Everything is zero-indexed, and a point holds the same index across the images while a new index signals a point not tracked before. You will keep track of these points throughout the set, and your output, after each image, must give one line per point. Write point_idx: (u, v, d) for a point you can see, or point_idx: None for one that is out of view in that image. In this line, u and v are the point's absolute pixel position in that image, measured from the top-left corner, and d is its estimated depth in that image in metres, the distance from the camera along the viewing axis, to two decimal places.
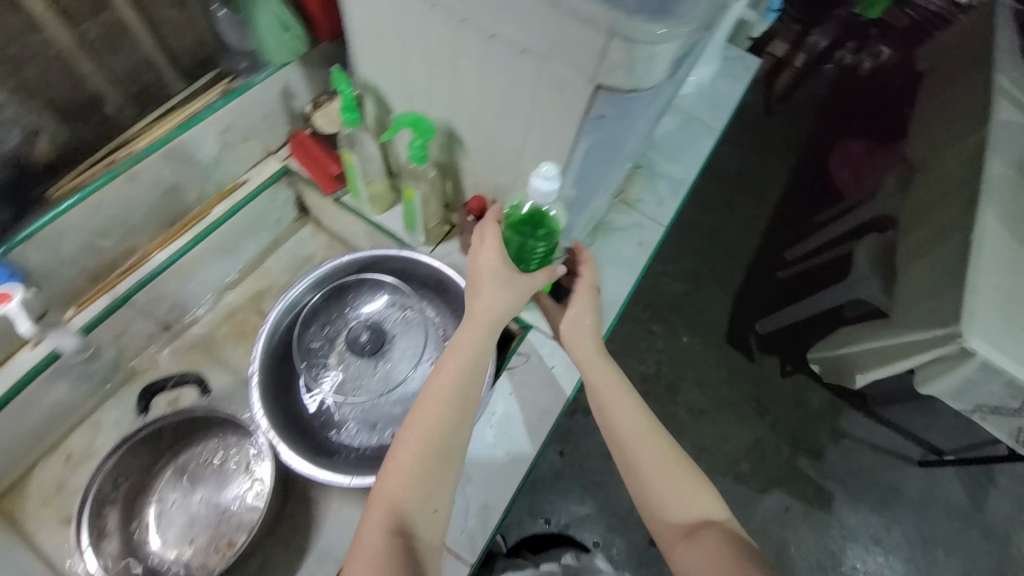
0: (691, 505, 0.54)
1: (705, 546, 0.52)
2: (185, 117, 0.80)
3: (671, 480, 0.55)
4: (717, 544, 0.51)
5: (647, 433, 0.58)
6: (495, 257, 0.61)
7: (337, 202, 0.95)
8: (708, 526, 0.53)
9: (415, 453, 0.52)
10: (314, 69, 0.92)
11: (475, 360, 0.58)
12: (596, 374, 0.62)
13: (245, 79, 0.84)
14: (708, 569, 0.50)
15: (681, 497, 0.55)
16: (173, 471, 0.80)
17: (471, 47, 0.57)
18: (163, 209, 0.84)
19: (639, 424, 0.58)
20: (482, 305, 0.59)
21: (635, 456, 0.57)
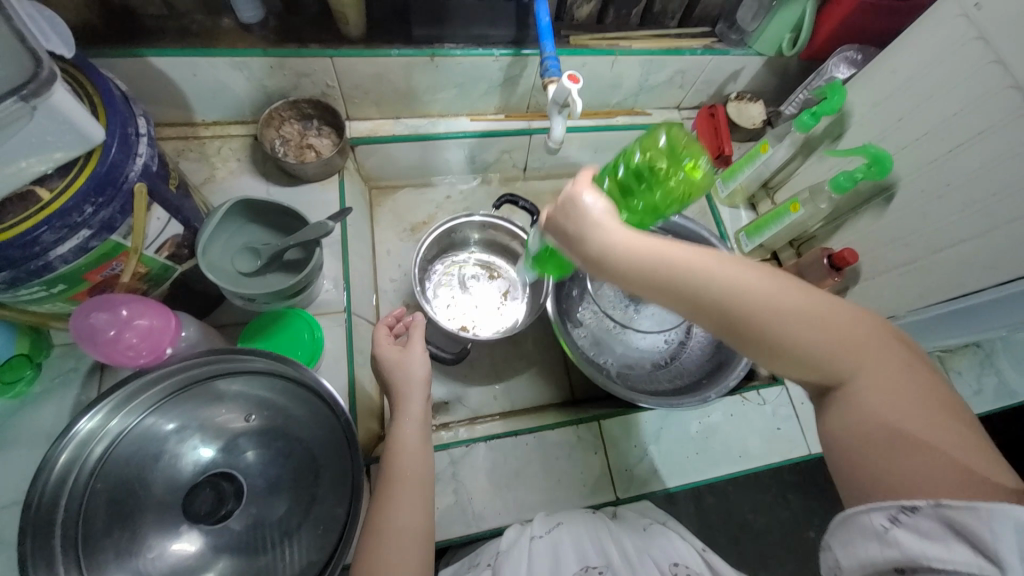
0: (834, 362, 0.42)
1: (863, 406, 0.41)
2: (680, 47, 0.94)
3: (809, 338, 0.42)
4: (870, 397, 0.41)
5: (775, 296, 0.42)
6: (392, 351, 0.72)
7: (696, 173, 1.06)
8: (855, 386, 0.42)
9: (391, 497, 0.59)
10: (772, 72, 1.02)
11: (415, 418, 0.66)
12: (656, 260, 0.44)
13: (726, 48, 0.96)
14: (868, 422, 0.40)
15: (825, 358, 0.42)
16: (468, 255, 1.01)
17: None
18: (601, 95, 1.02)
19: (756, 283, 0.43)
20: (416, 381, 0.69)
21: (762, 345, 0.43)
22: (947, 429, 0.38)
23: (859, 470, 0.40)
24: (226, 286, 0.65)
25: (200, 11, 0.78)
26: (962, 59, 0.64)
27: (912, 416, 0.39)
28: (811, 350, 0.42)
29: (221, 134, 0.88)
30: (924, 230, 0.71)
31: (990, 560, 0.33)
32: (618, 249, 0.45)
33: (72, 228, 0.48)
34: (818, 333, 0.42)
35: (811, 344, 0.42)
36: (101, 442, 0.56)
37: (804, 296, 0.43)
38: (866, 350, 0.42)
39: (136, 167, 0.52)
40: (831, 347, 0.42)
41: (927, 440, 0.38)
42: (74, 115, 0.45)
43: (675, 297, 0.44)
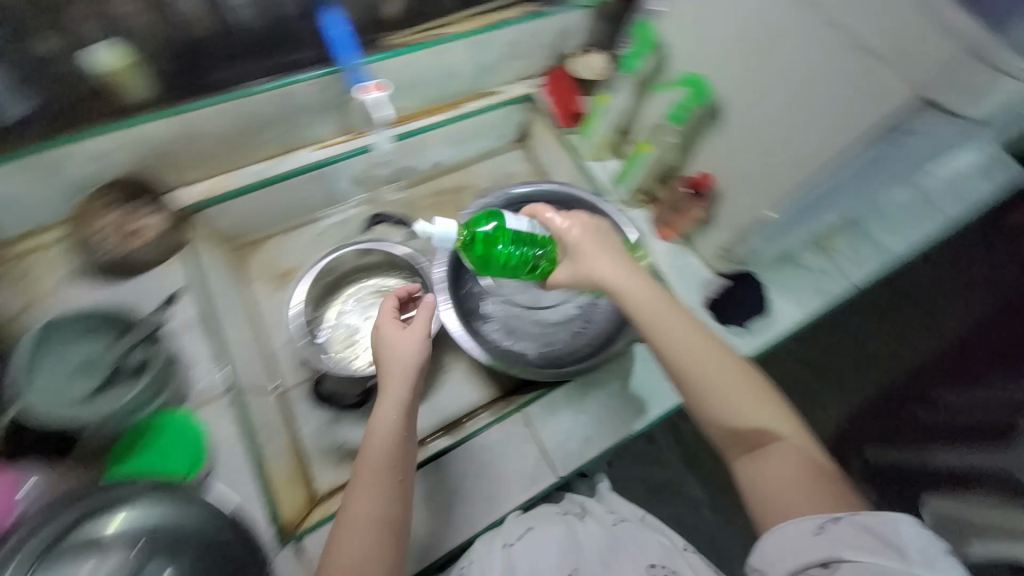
0: (760, 423, 0.56)
1: (776, 461, 0.55)
2: (495, 22, 0.92)
3: (741, 397, 0.57)
4: (787, 449, 0.55)
5: (732, 363, 0.59)
6: (395, 327, 0.71)
7: (559, 136, 1.05)
8: (780, 444, 0.56)
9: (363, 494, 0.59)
10: (599, 20, 1.03)
11: (401, 409, 0.66)
12: (642, 296, 0.62)
13: (542, 10, 0.96)
14: (788, 467, 0.54)
15: (756, 410, 0.57)
16: (357, 288, 0.97)
17: (807, 28, 0.61)
18: (440, 87, 0.99)
19: (705, 339, 0.61)
20: (410, 367, 0.68)
21: (711, 390, 0.57)
22: (826, 473, 0.54)
23: (771, 505, 0.53)
24: (56, 411, 0.63)
25: None
26: None
27: (808, 460, 0.55)
28: (745, 410, 0.57)
29: (34, 246, 0.79)
30: (756, 138, 0.74)
31: (895, 554, 0.45)
32: (604, 274, 0.63)
33: None
34: (750, 391, 0.58)
35: (749, 401, 0.57)
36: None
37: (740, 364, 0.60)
38: (782, 414, 0.57)
39: None
40: (758, 412, 0.57)
41: (821, 489, 0.52)
42: None
43: (660, 332, 0.60)
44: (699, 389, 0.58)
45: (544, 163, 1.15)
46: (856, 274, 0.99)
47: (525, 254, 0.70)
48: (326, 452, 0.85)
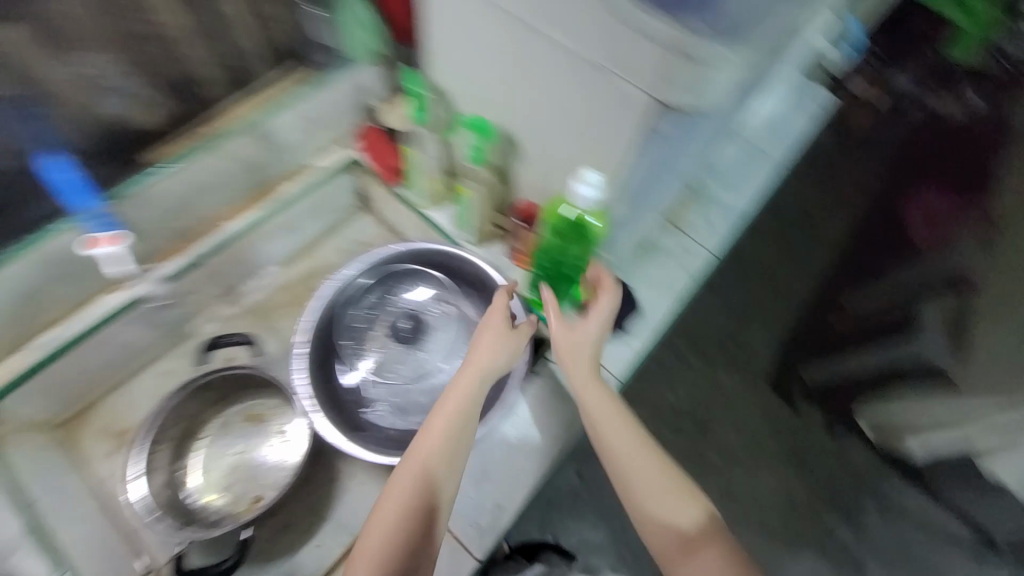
0: (688, 521, 0.67)
1: (707, 556, 0.64)
2: (279, 102, 0.89)
3: (653, 494, 0.67)
4: (709, 560, 0.63)
5: (657, 473, 0.68)
6: (500, 325, 0.72)
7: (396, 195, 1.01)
8: (705, 552, 0.64)
9: (404, 516, 0.62)
10: None
11: (468, 400, 0.68)
12: (595, 396, 0.70)
13: (321, 73, 0.92)
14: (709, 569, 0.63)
15: (668, 512, 0.67)
16: (219, 425, 0.86)
17: (538, 51, 0.59)
18: (245, 182, 0.91)
19: (633, 445, 0.69)
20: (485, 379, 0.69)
21: (640, 489, 0.68)
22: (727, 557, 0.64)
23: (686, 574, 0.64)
24: None
25: None
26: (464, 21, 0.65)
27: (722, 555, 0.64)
28: (681, 508, 0.67)
29: None
30: (553, 158, 0.72)
31: None
32: (580, 371, 0.72)
33: None
34: (663, 492, 0.68)
35: (662, 503, 0.67)
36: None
37: (667, 478, 0.68)
38: (693, 508, 0.68)
39: None
40: (694, 510, 0.67)
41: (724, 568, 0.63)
42: None
43: (603, 430, 0.70)
44: (630, 493, 0.68)
45: (394, 221, 1.10)
46: (713, 240, 1.02)
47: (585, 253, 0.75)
48: None
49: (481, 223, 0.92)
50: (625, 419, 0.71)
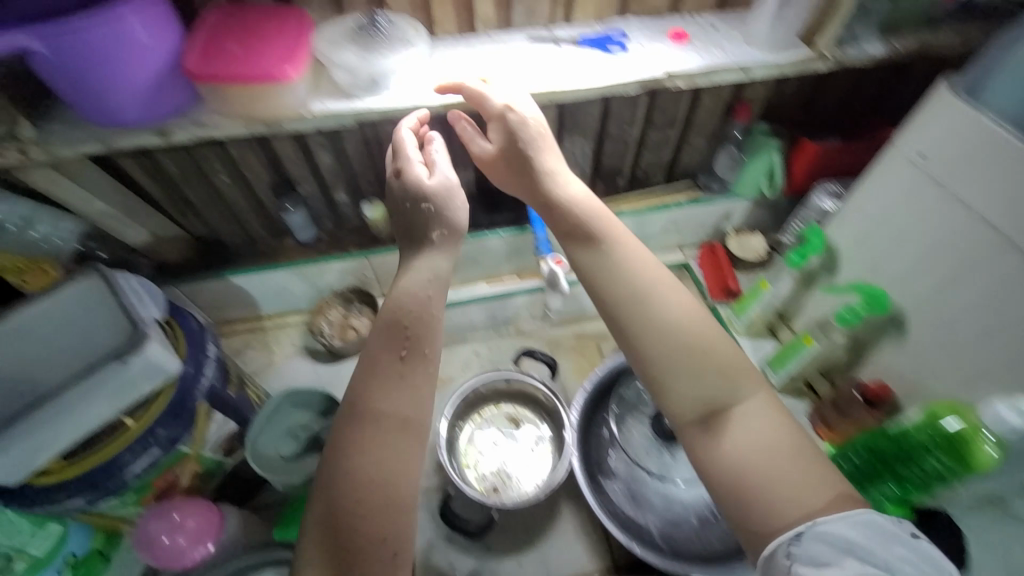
0: (713, 378, 0.55)
1: (749, 425, 0.53)
2: (666, 203, 1.07)
3: (704, 363, 0.55)
4: (754, 422, 0.53)
5: (695, 329, 0.57)
6: (419, 171, 0.64)
7: (708, 306, 1.07)
8: (743, 409, 0.54)
9: (371, 445, 0.52)
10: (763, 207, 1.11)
11: (414, 308, 0.58)
12: (620, 265, 0.60)
13: (710, 196, 1.08)
14: (763, 438, 0.52)
15: (719, 379, 0.55)
16: (495, 409, 1.03)
17: (1015, 266, 0.59)
18: None
19: (683, 320, 0.57)
20: (438, 266, 0.61)
21: (678, 354, 0.56)
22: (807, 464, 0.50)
23: (757, 490, 0.50)
24: (268, 475, 0.72)
25: (270, 236, 0.98)
26: (912, 206, 0.69)
27: (784, 452, 0.51)
28: (722, 366, 0.55)
29: (281, 323, 1.05)
30: (947, 356, 0.70)
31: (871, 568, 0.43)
32: (589, 246, 0.62)
33: (145, 447, 0.58)
34: (695, 343, 0.56)
35: (710, 372, 0.55)
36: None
37: (692, 327, 0.57)
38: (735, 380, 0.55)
39: (203, 388, 0.62)
40: (693, 341, 0.56)
41: (791, 464, 0.50)
42: (160, 363, 0.55)
43: (618, 285, 0.59)
44: (662, 369, 0.56)
45: None
46: None
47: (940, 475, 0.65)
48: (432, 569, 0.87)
49: (795, 373, 0.89)
50: (641, 269, 0.60)
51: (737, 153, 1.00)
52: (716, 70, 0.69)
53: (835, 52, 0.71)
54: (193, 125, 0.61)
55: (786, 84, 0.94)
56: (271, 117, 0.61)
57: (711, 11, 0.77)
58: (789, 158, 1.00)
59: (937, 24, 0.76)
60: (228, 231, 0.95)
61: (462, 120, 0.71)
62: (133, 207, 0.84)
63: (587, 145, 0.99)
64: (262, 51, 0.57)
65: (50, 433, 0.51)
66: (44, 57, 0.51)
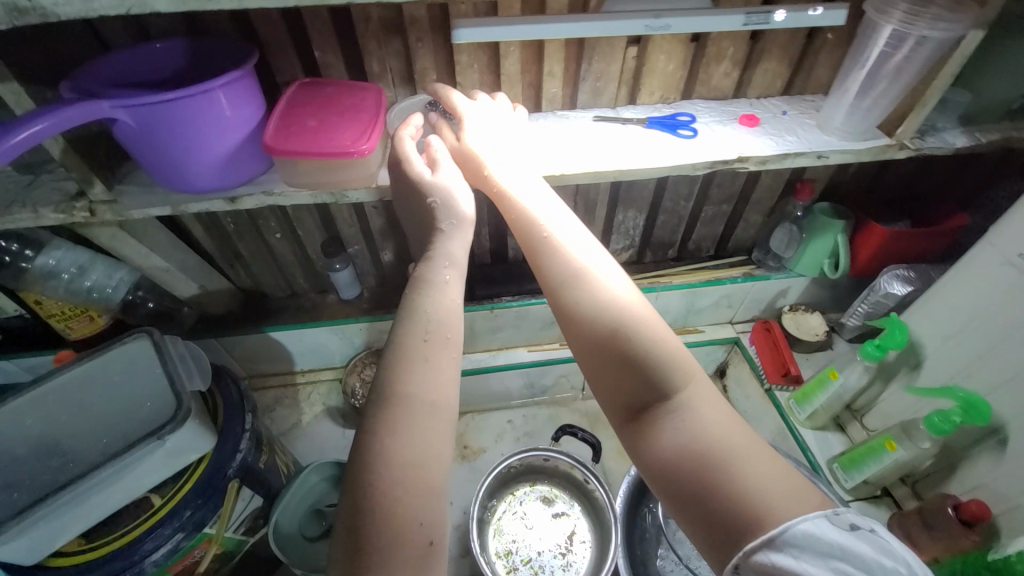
0: (663, 365, 0.47)
1: (702, 417, 0.45)
2: (719, 277, 1.02)
3: (660, 349, 0.48)
4: (709, 406, 0.46)
5: (646, 310, 0.51)
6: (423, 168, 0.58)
7: (765, 390, 1.00)
8: (695, 394, 0.47)
9: (398, 425, 0.43)
10: (822, 286, 1.05)
11: (426, 299, 0.50)
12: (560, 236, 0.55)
13: (766, 273, 1.04)
14: (717, 422, 0.45)
15: (670, 364, 0.47)
16: (529, 489, 0.96)
17: None
18: None
19: (632, 298, 0.51)
20: (454, 252, 0.55)
21: (631, 331, 0.48)
22: (767, 457, 0.44)
23: (714, 480, 0.42)
24: (287, 559, 0.66)
25: (314, 290, 0.98)
26: (1009, 307, 0.63)
27: (740, 439, 0.44)
28: (675, 354, 0.48)
29: (313, 380, 1.02)
30: None
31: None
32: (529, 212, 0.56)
33: (171, 531, 0.52)
34: (650, 322, 0.50)
35: (660, 351, 0.48)
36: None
37: (641, 306, 0.51)
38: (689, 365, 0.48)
39: (237, 461, 0.58)
40: (675, 354, 0.48)
41: (755, 453, 0.44)
42: (196, 434, 0.52)
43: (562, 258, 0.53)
44: (609, 342, 0.49)
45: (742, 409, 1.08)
46: None
47: None
48: None
49: (872, 480, 0.80)
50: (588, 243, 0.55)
51: (796, 231, 0.98)
52: (792, 155, 0.68)
53: (913, 141, 0.69)
54: (261, 192, 0.61)
55: (849, 165, 0.91)
56: (338, 187, 0.61)
57: (776, 95, 0.76)
58: (854, 239, 0.96)
59: (1021, 116, 0.73)
60: (273, 285, 0.95)
61: (439, 121, 0.65)
62: (190, 263, 0.83)
63: (639, 216, 0.97)
64: (339, 126, 0.58)
65: (77, 509, 0.48)
66: (131, 128, 0.52)
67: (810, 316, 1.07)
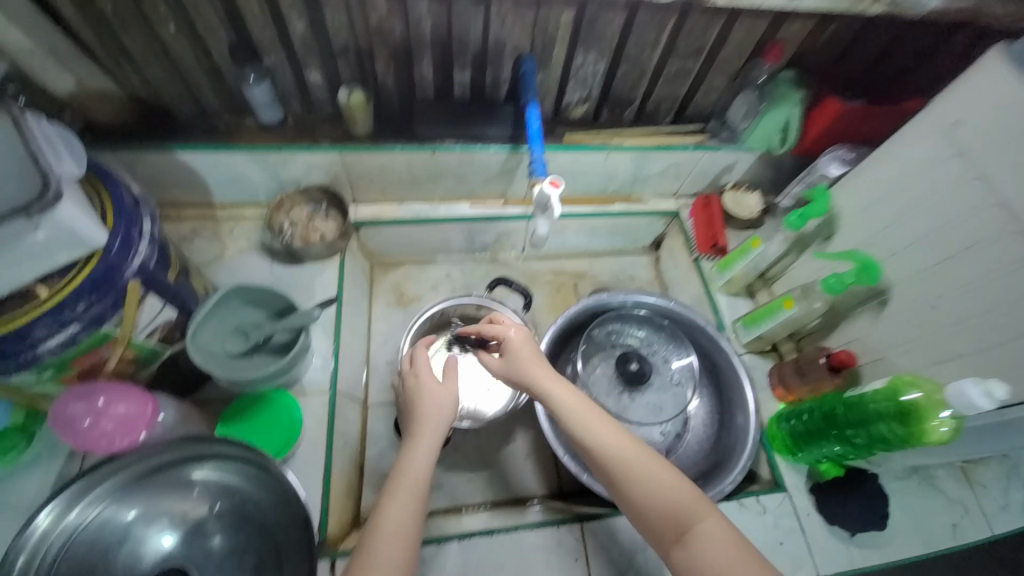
0: (658, 511, 0.59)
1: (703, 543, 0.56)
2: (672, 143, 0.99)
3: (652, 492, 0.60)
4: (706, 535, 0.57)
5: (641, 457, 0.63)
6: (431, 379, 0.73)
7: (692, 260, 1.06)
8: (698, 527, 0.57)
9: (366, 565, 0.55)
10: (768, 164, 1.06)
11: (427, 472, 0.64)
12: (568, 409, 0.67)
13: (717, 143, 1.02)
14: (717, 546, 0.56)
15: (665, 505, 0.59)
16: None
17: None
18: (600, 183, 1.05)
19: (627, 454, 0.63)
20: (429, 430, 0.68)
21: (635, 484, 0.61)
22: (748, 560, 0.54)
23: None
24: (211, 366, 0.66)
25: (229, 111, 0.86)
26: (930, 176, 0.66)
27: (734, 552, 0.55)
28: (666, 493, 0.60)
29: (236, 216, 0.94)
30: (927, 337, 0.69)
31: None
32: (549, 390, 0.69)
33: (63, 323, 0.50)
34: (644, 469, 0.62)
35: (656, 495, 0.60)
36: (45, 555, 0.52)
37: (639, 457, 0.63)
38: (685, 498, 0.60)
39: (136, 265, 0.54)
40: (665, 494, 0.60)
41: (739, 560, 0.54)
42: (76, 224, 0.47)
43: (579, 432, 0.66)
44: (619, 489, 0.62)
45: (670, 278, 1.14)
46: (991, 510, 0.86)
47: (889, 432, 0.67)
48: (378, 478, 0.85)
49: (765, 335, 0.90)
50: (598, 413, 0.67)
51: (756, 100, 0.95)
52: None
53: None
54: None
55: (826, 27, 0.86)
56: None
57: None
58: (809, 113, 0.96)
59: None
60: (177, 98, 0.81)
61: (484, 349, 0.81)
62: (60, 45, 0.69)
63: (601, 63, 0.89)
64: None
65: None
66: None
67: (748, 194, 1.09)
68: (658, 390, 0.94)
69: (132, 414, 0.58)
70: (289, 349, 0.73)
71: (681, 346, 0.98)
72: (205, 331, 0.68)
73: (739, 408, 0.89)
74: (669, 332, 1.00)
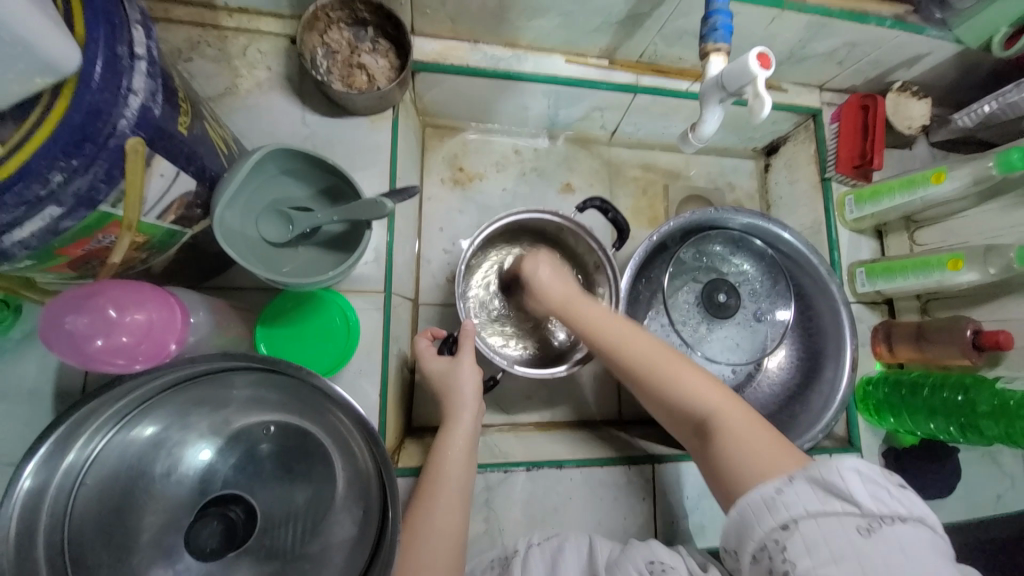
0: (675, 397, 0.50)
1: (728, 436, 0.45)
2: (866, 13, 0.70)
3: (665, 378, 0.50)
4: (731, 427, 0.45)
5: (650, 352, 0.53)
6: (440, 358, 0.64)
7: (821, 179, 0.85)
8: (719, 416, 0.47)
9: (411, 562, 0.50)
10: (966, 63, 0.79)
11: (459, 458, 0.57)
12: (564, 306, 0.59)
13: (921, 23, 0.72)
14: (736, 438, 0.44)
15: (685, 393, 0.49)
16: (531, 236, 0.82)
17: None
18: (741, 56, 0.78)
19: (634, 348, 0.53)
20: (461, 411, 0.60)
21: (644, 374, 0.52)
22: (782, 451, 0.43)
23: (731, 481, 0.43)
24: (249, 258, 0.50)
25: None
26: None
27: (759, 441, 0.44)
28: (678, 383, 0.50)
29: (247, 29, 0.67)
30: None
31: (852, 502, 0.37)
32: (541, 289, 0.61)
33: (33, 204, 0.32)
34: (651, 359, 0.52)
35: (675, 385, 0.50)
36: (60, 495, 0.43)
37: (644, 349, 0.53)
38: (705, 385, 0.49)
39: (133, 113, 0.34)
40: (682, 383, 0.50)
41: (761, 441, 0.44)
42: (21, 26, 0.27)
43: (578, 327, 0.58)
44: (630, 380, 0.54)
45: (778, 194, 0.95)
46: None
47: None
48: None
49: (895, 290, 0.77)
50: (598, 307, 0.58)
51: None
52: None
53: None
54: None
55: None
56: None
57: None
58: None
59: None
60: None
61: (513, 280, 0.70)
62: None
63: None
64: None
65: None
66: None
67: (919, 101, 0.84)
68: (740, 328, 0.85)
69: (150, 318, 0.43)
70: (350, 240, 0.56)
71: (779, 280, 0.84)
72: (234, 211, 0.50)
73: (830, 362, 0.79)
74: (769, 261, 0.85)
